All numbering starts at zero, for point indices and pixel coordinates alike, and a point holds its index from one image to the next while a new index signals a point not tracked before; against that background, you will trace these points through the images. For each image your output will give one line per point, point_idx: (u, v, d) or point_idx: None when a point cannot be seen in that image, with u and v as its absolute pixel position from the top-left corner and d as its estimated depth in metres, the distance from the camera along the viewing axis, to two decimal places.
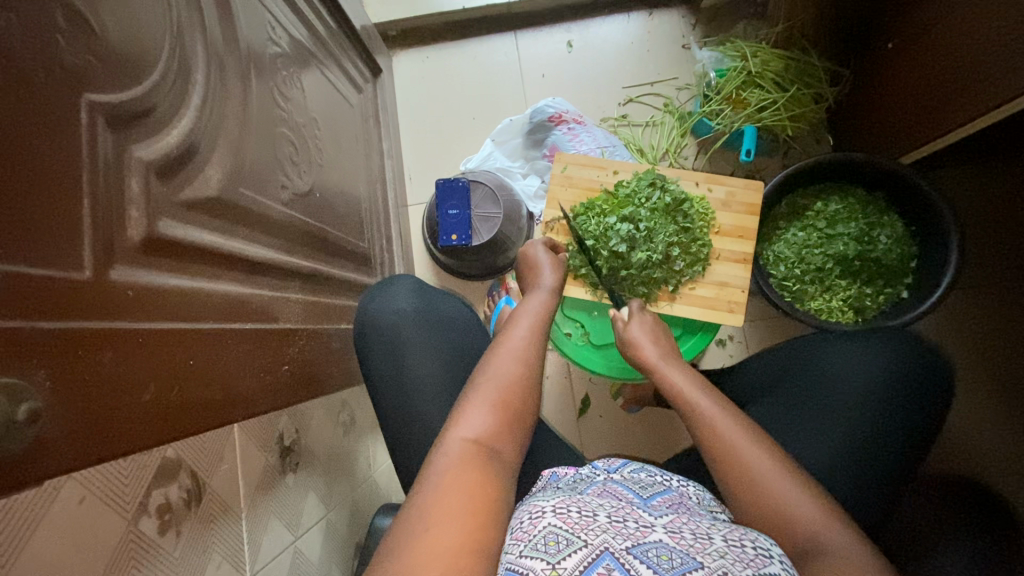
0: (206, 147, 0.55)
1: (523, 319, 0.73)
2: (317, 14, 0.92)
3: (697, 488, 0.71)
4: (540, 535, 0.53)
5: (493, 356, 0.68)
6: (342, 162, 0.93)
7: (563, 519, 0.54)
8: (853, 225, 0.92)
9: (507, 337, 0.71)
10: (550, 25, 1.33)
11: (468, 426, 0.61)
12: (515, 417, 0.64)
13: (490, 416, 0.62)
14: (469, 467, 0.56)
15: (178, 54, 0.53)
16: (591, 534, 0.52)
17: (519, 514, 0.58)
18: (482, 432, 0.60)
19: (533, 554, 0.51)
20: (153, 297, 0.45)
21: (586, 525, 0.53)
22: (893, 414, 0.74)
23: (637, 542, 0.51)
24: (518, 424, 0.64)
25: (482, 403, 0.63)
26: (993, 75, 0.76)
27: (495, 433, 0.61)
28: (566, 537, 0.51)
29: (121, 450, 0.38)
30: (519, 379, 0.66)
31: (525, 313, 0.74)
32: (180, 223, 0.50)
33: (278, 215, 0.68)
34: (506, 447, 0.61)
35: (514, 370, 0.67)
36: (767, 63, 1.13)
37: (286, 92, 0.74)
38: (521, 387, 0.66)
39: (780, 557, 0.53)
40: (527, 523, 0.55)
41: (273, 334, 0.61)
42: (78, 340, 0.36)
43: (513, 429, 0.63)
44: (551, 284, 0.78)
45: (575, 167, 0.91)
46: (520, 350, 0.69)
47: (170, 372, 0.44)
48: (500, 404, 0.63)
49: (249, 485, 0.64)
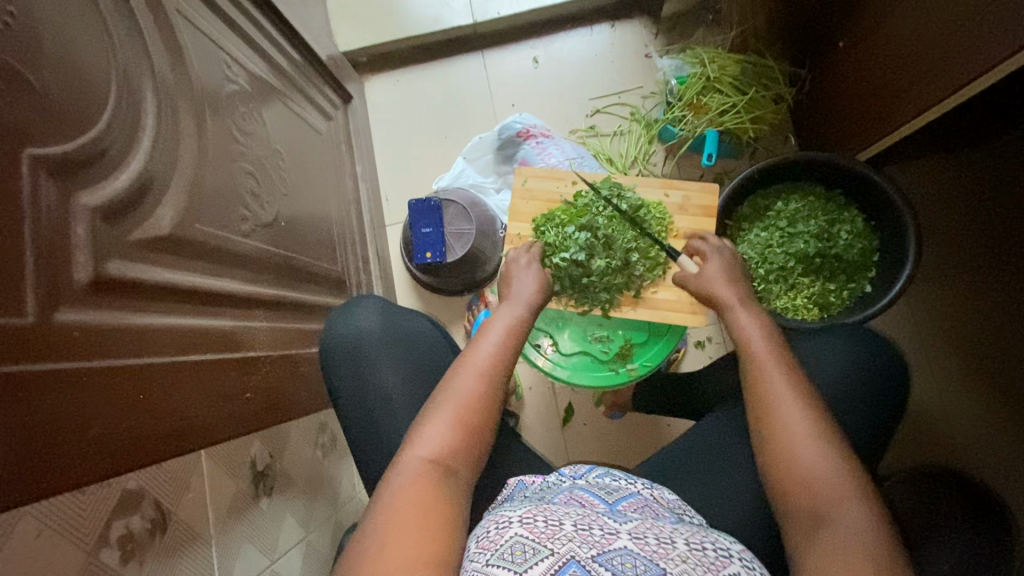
0: (159, 186, 0.58)
1: (492, 333, 0.72)
2: (279, 49, 0.95)
3: (661, 489, 0.74)
4: (507, 545, 0.54)
5: (456, 374, 0.67)
6: (310, 189, 0.96)
7: (529, 529, 0.55)
8: (813, 223, 0.93)
9: (473, 353, 0.69)
10: (516, 42, 1.36)
11: (425, 444, 0.61)
12: (475, 433, 0.64)
13: (450, 432, 0.63)
14: (424, 487, 0.57)
15: (126, 101, 0.55)
16: (558, 543, 0.53)
17: (487, 525, 0.59)
18: (438, 450, 0.61)
19: (499, 563, 0.52)
20: (104, 334, 0.47)
21: (552, 534, 0.54)
22: (853, 410, 0.75)
23: (602, 550, 0.53)
24: (478, 439, 0.64)
25: (442, 422, 0.63)
26: (939, 66, 0.77)
27: (452, 447, 0.62)
28: (533, 546, 0.53)
29: (62, 488, 0.40)
30: (485, 397, 0.66)
31: (497, 327, 0.72)
32: (131, 264, 0.53)
33: (240, 246, 0.70)
34: (462, 465, 0.62)
35: (474, 389, 0.65)
36: (724, 68, 1.16)
37: (244, 126, 0.77)
38: (485, 402, 0.65)
39: (741, 556, 0.57)
40: (494, 532, 0.56)
41: (234, 363, 0.63)
42: (21, 382, 0.38)
43: (470, 449, 0.63)
44: (529, 298, 0.77)
45: (535, 181, 0.92)
46: (484, 367, 0.68)
47: (122, 408, 0.47)
48: (462, 422, 0.63)
49: (219, 508, 0.66)
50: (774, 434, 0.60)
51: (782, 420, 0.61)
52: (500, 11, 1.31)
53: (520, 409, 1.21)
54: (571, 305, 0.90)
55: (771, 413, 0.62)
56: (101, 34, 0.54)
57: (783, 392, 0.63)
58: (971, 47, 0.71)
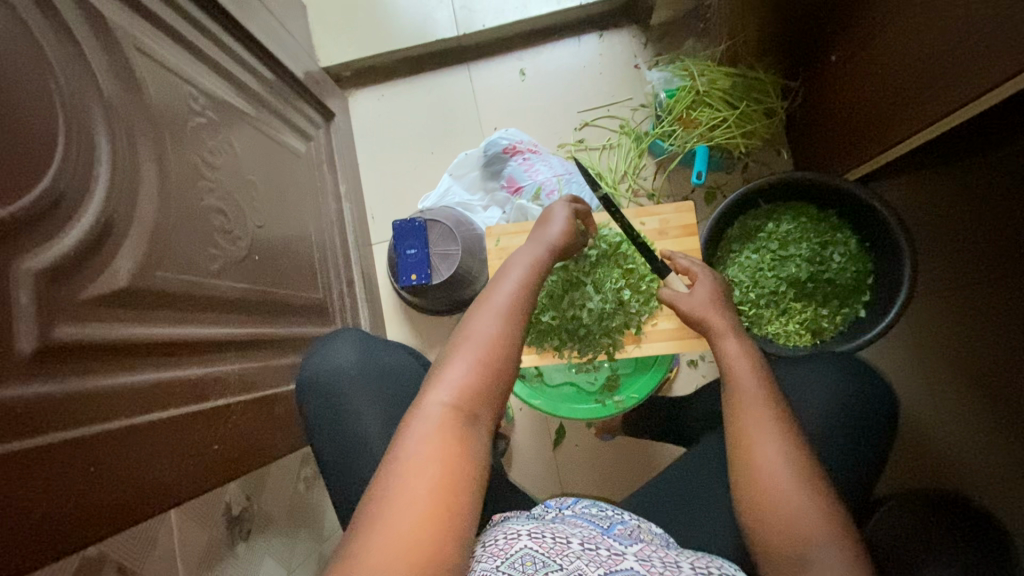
0: (115, 237, 0.56)
1: (514, 274, 0.66)
2: (252, 74, 0.93)
3: (647, 522, 0.72)
4: (517, 554, 0.55)
5: (477, 314, 0.62)
6: (287, 217, 0.93)
7: (538, 544, 0.57)
8: (805, 245, 0.90)
9: (495, 292, 0.64)
10: (502, 54, 1.32)
11: (447, 386, 0.56)
12: (500, 378, 0.59)
13: (474, 376, 0.58)
14: (448, 432, 0.53)
15: (77, 150, 0.53)
16: (567, 560, 0.55)
17: (495, 533, 0.61)
18: (461, 393, 0.56)
19: (510, 571, 0.53)
20: (47, 408, 0.45)
21: (560, 551, 0.56)
22: (843, 446, 0.73)
23: (610, 570, 0.55)
24: (497, 389, 0.59)
25: (466, 360, 0.58)
26: (932, 87, 0.75)
27: (474, 390, 0.57)
28: (542, 559, 0.54)
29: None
30: (508, 343, 0.61)
31: (520, 266, 0.67)
32: (82, 324, 0.50)
33: (208, 288, 0.68)
34: (485, 411, 0.57)
35: (498, 329, 0.61)
36: (714, 81, 1.12)
37: (212, 160, 0.74)
38: (507, 348, 0.60)
39: None
40: (502, 542, 0.58)
41: (202, 414, 0.61)
42: None
43: (493, 392, 0.58)
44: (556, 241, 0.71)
45: (507, 238, 0.90)
46: (506, 308, 0.63)
47: (67, 485, 0.45)
48: (483, 368, 0.58)
49: (189, 561, 0.65)
50: (755, 472, 0.58)
51: (762, 458, 0.59)
52: (485, 24, 1.27)
53: (511, 430, 1.19)
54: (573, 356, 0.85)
55: (749, 451, 0.60)
56: (46, 83, 0.52)
57: (766, 428, 0.60)
58: (965, 68, 0.68)
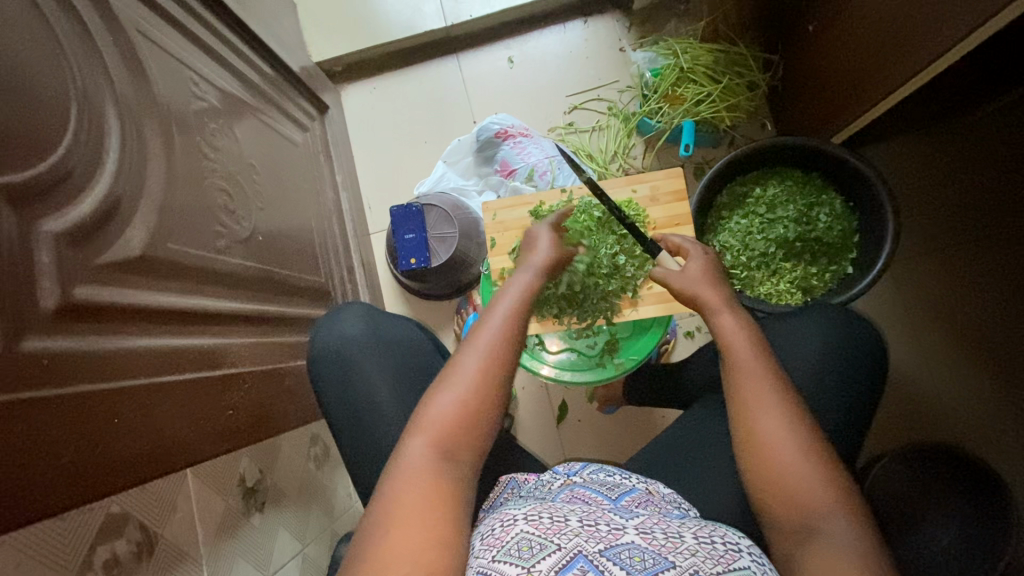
0: (128, 208, 0.58)
1: (502, 304, 0.66)
2: (249, 65, 0.95)
3: (656, 484, 0.74)
4: (514, 541, 0.55)
5: (466, 350, 0.62)
6: (288, 202, 0.95)
7: (535, 526, 0.57)
8: (791, 207, 0.93)
9: (483, 327, 0.64)
10: (490, 43, 1.35)
11: (427, 426, 0.57)
12: (484, 416, 0.59)
13: (453, 418, 0.58)
14: (424, 475, 0.54)
15: (88, 123, 0.55)
16: (564, 538, 0.54)
17: (492, 523, 0.61)
18: (442, 430, 0.57)
19: (507, 559, 0.54)
20: (72, 362, 0.47)
21: (557, 530, 0.56)
22: (837, 395, 0.75)
23: (610, 545, 0.54)
24: (484, 425, 0.59)
25: (450, 400, 0.58)
26: (902, 48, 0.79)
27: (455, 428, 0.57)
28: (540, 542, 0.54)
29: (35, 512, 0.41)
30: (489, 380, 0.60)
31: (506, 296, 0.67)
32: (100, 287, 0.52)
33: (216, 263, 0.70)
34: (467, 450, 0.58)
35: (481, 365, 0.60)
36: (697, 58, 1.16)
37: (214, 143, 0.77)
38: (490, 386, 0.60)
39: (750, 550, 0.59)
40: (499, 530, 0.58)
41: (216, 380, 0.63)
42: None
43: (475, 429, 0.58)
44: (537, 267, 0.71)
45: (504, 212, 0.92)
46: (493, 343, 0.62)
47: (94, 433, 0.47)
48: (467, 405, 0.58)
49: (208, 529, 0.67)
50: (758, 428, 0.61)
51: (757, 413, 0.62)
52: (472, 13, 1.30)
53: (514, 409, 1.21)
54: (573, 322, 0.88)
55: (750, 406, 0.63)
56: (58, 59, 0.54)
57: (766, 398, 0.62)
58: (932, 25, 0.72)
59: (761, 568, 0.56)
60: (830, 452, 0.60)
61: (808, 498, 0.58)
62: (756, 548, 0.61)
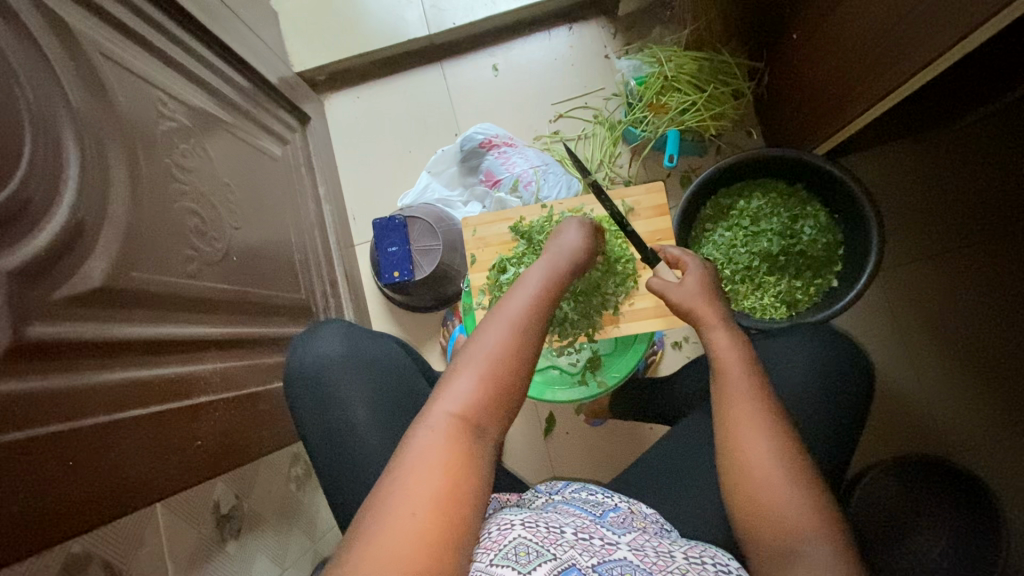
0: (88, 238, 0.57)
1: (531, 281, 0.63)
2: (224, 79, 0.94)
3: (640, 503, 0.73)
4: (511, 545, 0.55)
5: (489, 324, 0.59)
6: (265, 218, 0.94)
7: (532, 532, 0.56)
8: (776, 220, 0.92)
9: (507, 304, 0.61)
10: (473, 51, 1.34)
11: (452, 398, 0.54)
12: (507, 394, 0.56)
13: (474, 394, 0.55)
14: (450, 447, 0.51)
15: (44, 152, 0.54)
16: (559, 549, 0.54)
17: (488, 524, 0.60)
18: (467, 402, 0.54)
19: (503, 562, 0.53)
20: (22, 403, 0.46)
21: (553, 540, 0.55)
22: (821, 412, 0.74)
23: (602, 559, 0.54)
24: (509, 402, 0.57)
25: (473, 373, 0.55)
26: (890, 55, 0.77)
27: (481, 402, 0.55)
28: (536, 550, 0.54)
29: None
30: (512, 357, 0.57)
31: (535, 273, 0.64)
32: (57, 324, 0.51)
33: (185, 289, 0.69)
34: (492, 427, 0.55)
35: (508, 340, 0.57)
36: (681, 66, 1.15)
37: (184, 163, 0.75)
38: (516, 364, 0.57)
39: (738, 571, 0.58)
40: (496, 532, 0.57)
41: (182, 411, 0.62)
42: None
43: (501, 405, 0.56)
44: (570, 249, 0.68)
45: (483, 228, 0.91)
46: (520, 319, 0.59)
47: (48, 477, 0.46)
48: (493, 379, 0.56)
49: (179, 560, 0.66)
50: (739, 442, 0.60)
51: (741, 423, 0.61)
52: (454, 21, 1.29)
53: None
54: (555, 341, 0.87)
55: (741, 413, 0.62)
56: (12, 88, 0.52)
57: (754, 403, 0.62)
58: (920, 33, 0.71)
59: None
60: (810, 476, 0.59)
61: (786, 525, 0.57)
62: (741, 567, 0.60)
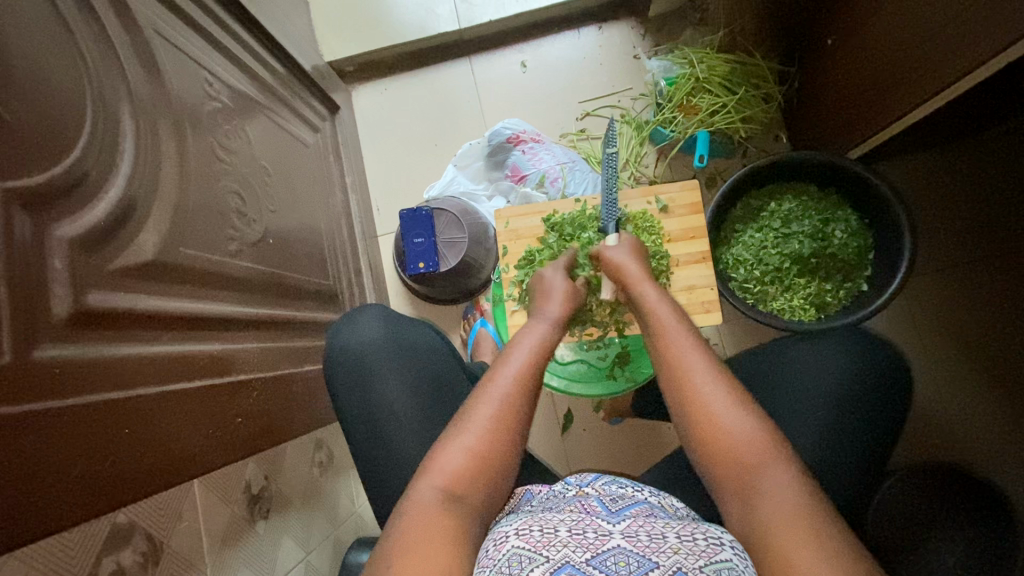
0: (143, 211, 0.57)
1: (516, 354, 0.66)
2: (262, 64, 0.94)
3: (671, 498, 0.71)
4: (504, 559, 0.49)
5: (476, 399, 0.62)
6: (298, 203, 0.94)
7: (526, 540, 0.51)
8: (807, 223, 0.93)
9: (494, 377, 0.64)
10: (503, 47, 1.34)
11: (439, 474, 0.57)
12: (493, 472, 0.59)
13: (467, 459, 0.58)
14: (437, 515, 0.53)
15: (104, 125, 0.54)
16: (553, 550, 0.48)
17: (484, 543, 0.55)
18: (455, 480, 0.57)
19: None
20: (83, 370, 0.46)
21: (547, 541, 0.50)
22: (863, 409, 0.75)
23: (597, 552, 0.48)
24: (497, 470, 0.59)
25: (461, 448, 0.59)
26: (920, 67, 0.78)
27: (467, 474, 0.57)
28: (529, 556, 0.48)
29: (37, 533, 0.39)
30: (500, 430, 0.60)
31: (520, 345, 0.67)
32: (112, 293, 0.52)
33: (229, 268, 0.69)
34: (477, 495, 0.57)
35: (494, 417, 0.60)
36: (713, 68, 1.16)
37: (227, 144, 0.75)
38: (504, 439, 0.60)
39: (733, 544, 0.51)
40: (492, 549, 0.52)
41: (224, 388, 0.62)
42: (9, 424, 0.39)
43: (489, 475, 0.58)
44: (555, 317, 0.71)
45: (516, 220, 0.91)
46: (505, 393, 0.62)
47: (104, 444, 0.46)
48: (480, 455, 0.58)
49: (213, 538, 0.66)
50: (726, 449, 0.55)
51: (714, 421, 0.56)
52: (486, 17, 1.29)
53: None
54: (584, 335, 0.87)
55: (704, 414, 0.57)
56: (76, 63, 0.53)
57: (715, 400, 0.57)
58: (949, 50, 0.72)
59: (746, 564, 0.48)
60: None
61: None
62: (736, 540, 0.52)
